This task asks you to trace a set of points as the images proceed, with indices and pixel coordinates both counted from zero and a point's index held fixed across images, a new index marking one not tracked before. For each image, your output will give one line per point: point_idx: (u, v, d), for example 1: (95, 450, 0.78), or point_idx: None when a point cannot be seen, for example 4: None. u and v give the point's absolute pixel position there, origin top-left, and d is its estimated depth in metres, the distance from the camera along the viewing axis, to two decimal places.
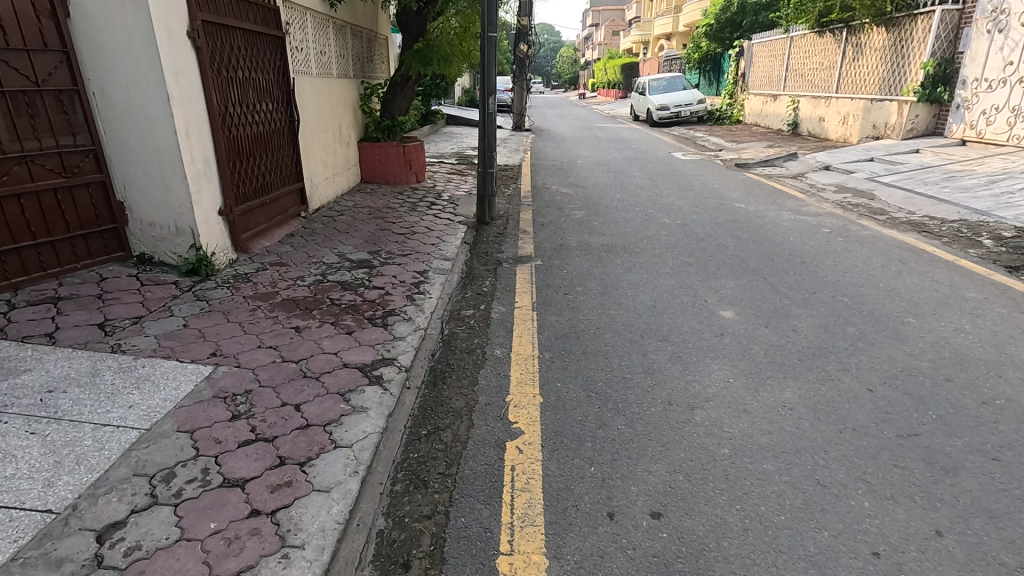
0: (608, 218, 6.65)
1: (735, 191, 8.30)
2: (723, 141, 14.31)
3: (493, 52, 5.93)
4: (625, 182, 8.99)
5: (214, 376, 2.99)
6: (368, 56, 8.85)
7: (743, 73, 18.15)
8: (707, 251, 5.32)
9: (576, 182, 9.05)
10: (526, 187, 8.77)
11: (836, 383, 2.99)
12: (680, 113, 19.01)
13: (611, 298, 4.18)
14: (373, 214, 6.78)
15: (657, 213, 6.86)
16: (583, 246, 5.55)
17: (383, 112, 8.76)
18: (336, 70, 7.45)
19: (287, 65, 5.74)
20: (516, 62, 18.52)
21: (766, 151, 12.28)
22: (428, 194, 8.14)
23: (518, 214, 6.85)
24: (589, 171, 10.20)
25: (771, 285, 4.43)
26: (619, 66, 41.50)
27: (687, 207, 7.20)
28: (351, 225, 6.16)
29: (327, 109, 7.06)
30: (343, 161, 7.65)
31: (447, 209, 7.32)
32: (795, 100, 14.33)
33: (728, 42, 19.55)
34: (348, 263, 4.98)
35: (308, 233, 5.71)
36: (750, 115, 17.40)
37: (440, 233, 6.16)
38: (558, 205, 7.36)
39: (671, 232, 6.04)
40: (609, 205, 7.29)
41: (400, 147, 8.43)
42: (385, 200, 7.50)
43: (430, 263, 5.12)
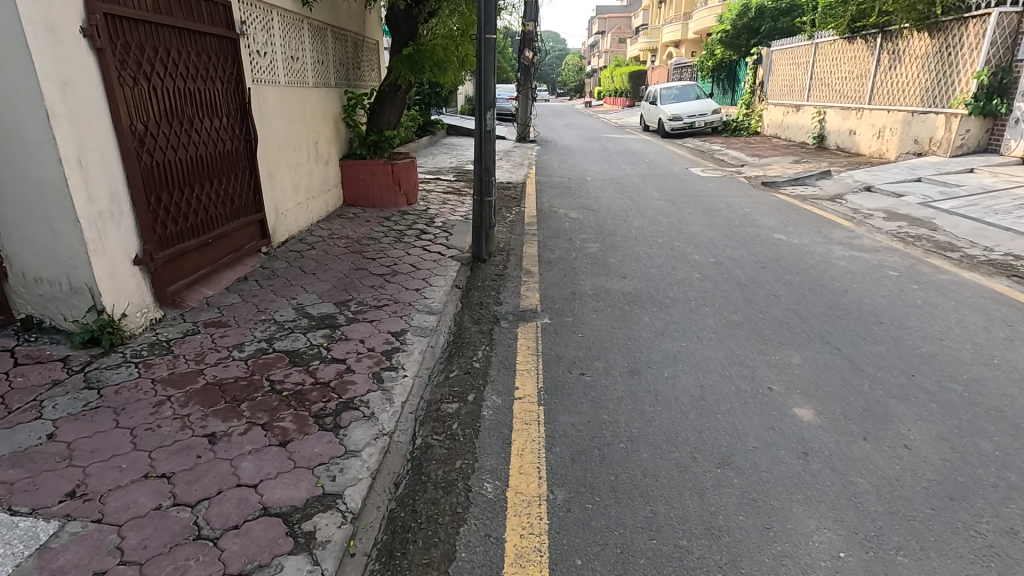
0: (628, 253, 5.64)
1: (769, 216, 7.29)
2: (743, 155, 13.30)
3: (491, 57, 4.93)
4: (643, 205, 7.98)
5: (52, 547, 1.97)
6: (353, 62, 7.89)
7: (762, 82, 17.14)
8: (755, 303, 4.30)
9: (588, 205, 8.05)
10: (531, 210, 7.75)
11: (1007, 563, 1.94)
12: (693, 123, 18.03)
13: (643, 383, 3.15)
14: (350, 247, 5.76)
15: (685, 247, 5.84)
16: (601, 294, 4.53)
17: (369, 125, 7.75)
18: (312, 77, 6.48)
19: (242, 74, 4.75)
20: (521, 70, 17.61)
21: (794, 167, 11.25)
22: (418, 220, 7.12)
23: (521, 248, 5.82)
24: (601, 191, 9.19)
25: (849, 359, 3.41)
26: (626, 75, 40.61)
27: (719, 239, 6.18)
28: (319, 264, 5.14)
29: (300, 123, 6.08)
30: (320, 182, 6.66)
31: (439, 239, 6.30)
32: (822, 111, 13.31)
33: (744, 49, 18.59)
34: (305, 322, 3.96)
35: (265, 277, 4.70)
36: (771, 127, 16.38)
37: (426, 273, 5.14)
38: (569, 235, 6.34)
39: (705, 273, 5.03)
40: (627, 236, 6.27)
41: (388, 164, 7.47)
42: (367, 229, 6.49)
43: (408, 321, 4.09)
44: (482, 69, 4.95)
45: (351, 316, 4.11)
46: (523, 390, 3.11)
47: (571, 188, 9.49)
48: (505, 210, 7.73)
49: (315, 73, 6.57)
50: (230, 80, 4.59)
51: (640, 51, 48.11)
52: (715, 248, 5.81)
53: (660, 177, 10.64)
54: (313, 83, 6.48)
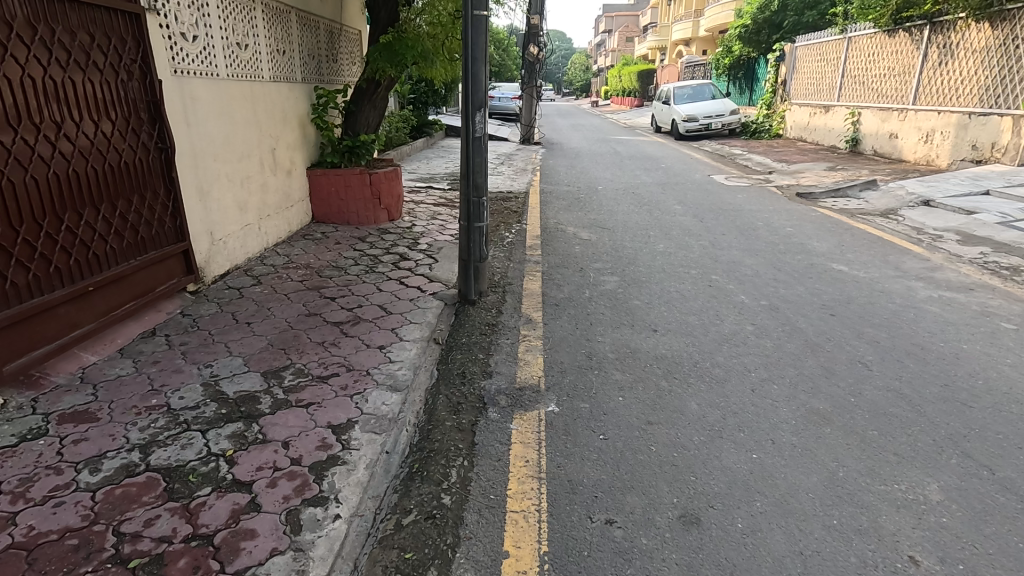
0: (655, 292, 4.48)
1: (818, 238, 6.13)
2: (768, 161, 12.10)
3: (480, 41, 3.73)
4: (666, 222, 6.81)
5: None
6: (327, 53, 6.74)
7: (785, 81, 15.94)
8: (839, 377, 3.15)
9: (600, 221, 6.89)
10: (534, 228, 6.60)
11: None
12: (710, 125, 16.84)
13: (706, 545, 2.00)
14: (307, 281, 4.61)
15: (727, 283, 4.68)
16: (626, 359, 3.37)
17: (344, 128, 6.60)
18: (270, 70, 5.34)
19: (154, 61, 3.60)
20: (525, 66, 16.44)
21: (829, 174, 10.06)
22: (399, 241, 5.96)
23: (520, 283, 4.65)
24: (614, 203, 8.03)
25: (1013, 488, 2.26)
26: (635, 74, 39.44)
27: (765, 270, 5.02)
28: (259, 309, 3.99)
29: (249, 125, 4.93)
30: (280, 198, 5.52)
31: (422, 268, 5.14)
32: (856, 112, 12.12)
33: (765, 45, 17.38)
34: (212, 410, 2.80)
35: (178, 330, 3.55)
36: (795, 129, 15.18)
37: (397, 322, 3.97)
38: (580, 263, 5.18)
39: (759, 325, 3.87)
40: (651, 266, 5.11)
41: (360, 170, 6.29)
42: (335, 254, 5.33)
43: (360, 406, 2.92)
44: (469, 58, 3.77)
45: (281, 398, 2.95)
46: (516, 562, 1.96)
47: (581, 199, 8.33)
48: (504, 229, 6.58)
49: (273, 64, 5.42)
50: (132, 69, 3.44)
51: (648, 50, 46.82)
52: (764, 284, 4.65)
53: (680, 186, 9.47)
54: (269, 77, 5.33)
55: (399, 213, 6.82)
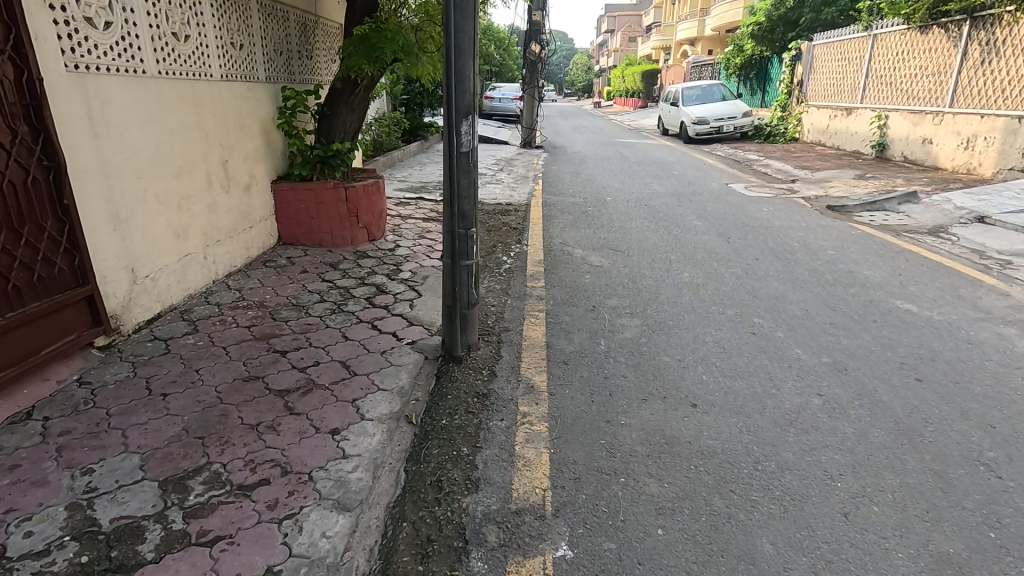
0: (687, 344, 3.61)
1: (867, 263, 5.27)
2: (788, 167, 11.23)
3: (468, 26, 2.82)
4: (688, 242, 5.94)
5: None
6: (299, 48, 5.85)
7: (801, 81, 15.06)
8: (959, 489, 2.28)
9: (612, 240, 6.03)
10: (536, 249, 5.73)
11: None
12: (721, 127, 15.97)
13: None
14: (256, 328, 3.73)
15: (773, 329, 3.80)
16: (661, 456, 2.51)
17: (317, 135, 5.71)
18: (222, 67, 4.46)
19: (33, 53, 2.74)
20: (527, 65, 15.60)
21: (859, 183, 9.20)
22: (378, 268, 5.08)
23: (519, 330, 3.78)
24: (627, 217, 7.16)
25: None
26: (639, 74, 38.59)
27: (816, 309, 4.15)
28: (185, 372, 3.11)
29: (191, 134, 4.05)
30: (234, 219, 4.65)
31: (402, 306, 4.27)
32: (883, 114, 11.27)
33: (779, 43, 16.51)
34: (67, 559, 1.93)
35: (63, 411, 2.69)
36: (814, 132, 14.31)
37: (360, 391, 3.09)
38: (591, 300, 4.31)
39: (827, 395, 3.00)
40: (678, 304, 4.23)
41: (334, 183, 5.40)
42: (297, 287, 4.46)
43: (289, 544, 2.04)
44: (453, 47, 2.86)
45: (176, 532, 2.07)
46: None
47: (589, 212, 7.46)
48: (501, 251, 5.71)
49: (227, 61, 4.54)
50: None
51: (653, 50, 45.91)
52: (819, 331, 3.78)
53: (697, 197, 8.61)
54: (221, 75, 4.45)
55: (380, 233, 5.94)
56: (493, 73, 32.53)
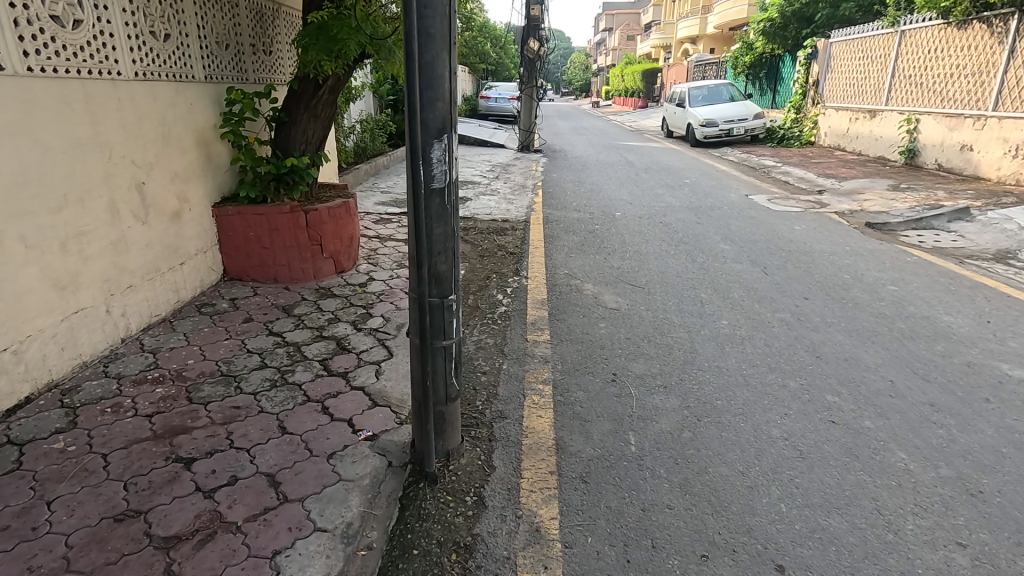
0: (747, 443, 2.65)
1: (942, 304, 4.33)
2: (811, 175, 10.30)
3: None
4: (719, 275, 4.98)
5: None
6: (253, 42, 4.87)
7: (818, 81, 14.12)
8: None
9: (628, 272, 5.06)
10: (538, 284, 4.76)
11: None
12: (731, 130, 15.03)
13: None
14: (160, 417, 2.75)
15: (856, 416, 2.85)
16: None
17: (272, 146, 4.71)
18: (136, 62, 3.48)
19: None
20: (524, 64, 14.55)
21: (896, 195, 8.27)
22: (343, 313, 4.11)
23: (518, 420, 2.81)
24: (642, 239, 6.19)
25: None
26: (640, 73, 37.64)
27: (904, 380, 3.19)
28: (30, 507, 2.14)
29: (84, 151, 3.07)
30: (157, 255, 3.67)
31: (366, 373, 3.31)
32: (913, 117, 10.36)
33: (793, 41, 15.56)
34: None
35: None
36: (832, 136, 13.38)
37: (285, 535, 2.11)
38: (610, 366, 3.34)
39: (972, 547, 2.04)
40: (724, 373, 3.27)
41: (294, 205, 4.45)
42: (233, 346, 3.49)
43: None
44: (416, 29, 1.83)
45: None
46: None
47: (597, 232, 6.47)
48: (495, 288, 4.74)
49: (144, 54, 3.57)
50: None
51: (653, 48, 44.93)
52: (921, 418, 2.83)
53: (717, 212, 7.65)
54: (135, 74, 3.47)
55: (352, 264, 4.98)
56: (490, 71, 31.52)
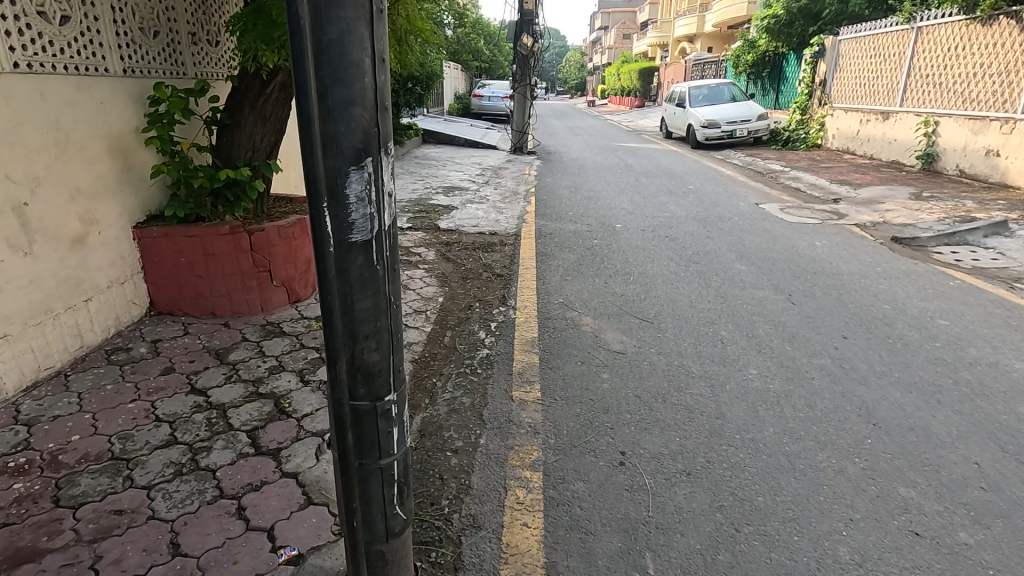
0: (807, 572, 1.94)
1: (1008, 346, 3.64)
2: (823, 181, 9.63)
3: None
4: (739, 306, 4.27)
5: None
6: (192, 30, 4.12)
7: (826, 80, 13.44)
8: None
9: (633, 301, 4.35)
10: (528, 318, 4.05)
11: None
12: (734, 132, 14.36)
13: None
14: (4, 535, 2.02)
15: (946, 523, 2.15)
16: None
17: (213, 154, 3.97)
18: (16, 51, 2.74)
19: None
20: (518, 60, 13.77)
21: (920, 204, 7.60)
22: (290, 358, 3.37)
23: (495, 537, 2.09)
24: (647, 257, 5.48)
25: None
26: (637, 72, 36.88)
27: (993, 461, 2.49)
28: None
29: None
30: (49, 292, 2.93)
31: (304, 451, 2.57)
32: (932, 119, 9.70)
33: (798, 38, 14.88)
34: None
35: None
36: (840, 138, 12.72)
37: None
38: (617, 442, 2.63)
39: None
40: (761, 452, 2.57)
41: (238, 224, 3.76)
42: (137, 412, 2.75)
43: None
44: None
45: None
46: None
47: (596, 249, 5.76)
48: (477, 323, 4.01)
49: (30, 41, 2.83)
50: None
51: (649, 47, 44.20)
52: None
53: (727, 224, 6.95)
54: (13, 65, 2.72)
55: (310, 292, 4.27)
56: (484, 68, 30.67)
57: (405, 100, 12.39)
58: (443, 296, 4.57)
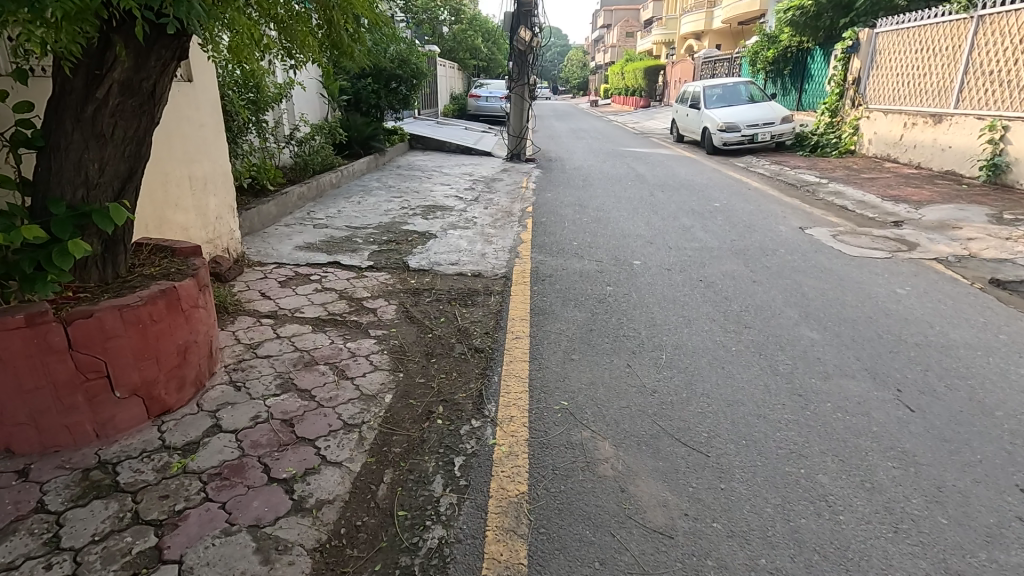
0: None
1: None
2: (871, 196, 8.20)
3: None
4: (829, 416, 2.86)
5: None
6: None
7: (860, 78, 11.98)
8: None
9: (670, 406, 2.94)
10: (513, 445, 2.62)
11: None
12: (755, 136, 12.93)
13: None
14: None
15: None
16: None
17: (31, 194, 2.57)
18: None
19: None
20: (514, 57, 12.29)
21: (1008, 230, 6.14)
22: (98, 558, 1.97)
23: None
24: (679, 317, 4.07)
25: None
26: (642, 70, 35.34)
27: None
28: None
29: None
30: None
31: None
32: (998, 124, 8.25)
33: (827, 32, 13.38)
34: None
35: None
36: (879, 143, 11.27)
37: None
38: None
39: None
40: None
41: (50, 309, 2.37)
42: None
43: None
44: None
45: None
46: None
47: (610, 302, 4.34)
48: (431, 454, 2.60)
49: None
50: None
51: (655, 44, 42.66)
52: None
53: (773, 258, 5.53)
54: None
55: (192, 393, 2.90)
56: (482, 66, 29.20)
57: (388, 101, 10.72)
58: (392, 389, 3.16)
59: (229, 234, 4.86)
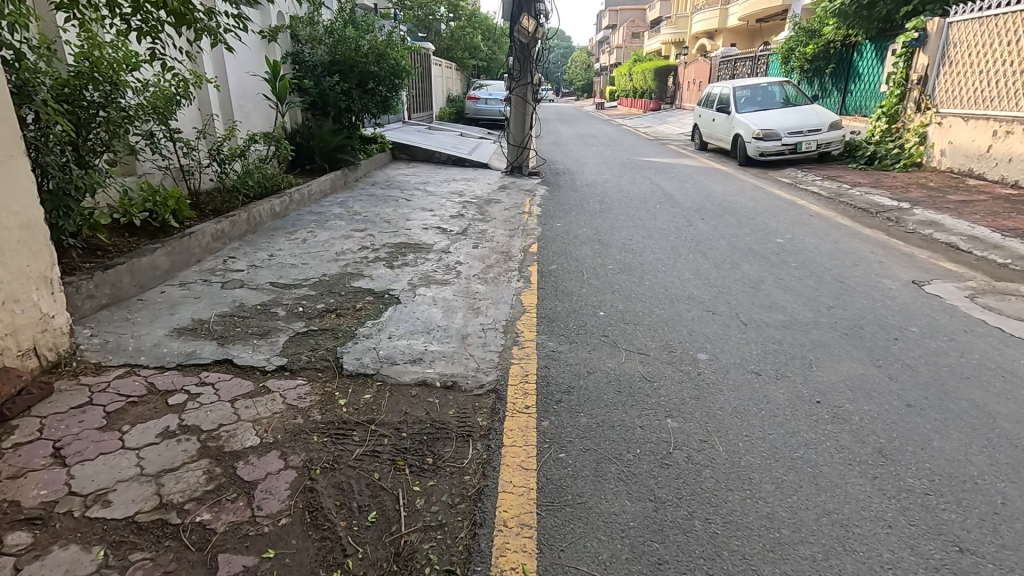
0: None
1: None
2: (982, 229, 6.27)
3: None
4: None
5: None
6: None
7: (928, 77, 10.04)
8: None
9: None
10: None
11: None
12: (797, 146, 10.98)
13: None
14: None
15: None
16: None
17: None
18: None
19: None
20: (514, 51, 10.35)
21: None
22: None
23: None
24: (819, 520, 2.14)
25: None
26: (652, 71, 33.42)
27: None
28: None
29: None
30: None
31: None
32: None
33: (881, 24, 11.42)
34: None
35: None
36: (955, 155, 9.35)
37: None
38: None
39: None
40: None
41: None
42: None
43: None
44: None
45: None
46: None
47: (681, 472, 2.41)
48: None
49: None
50: None
51: (664, 44, 40.77)
52: None
53: (910, 345, 3.60)
54: None
55: None
56: (482, 66, 27.37)
57: (362, 104, 8.82)
58: None
59: (42, 322, 2.94)
